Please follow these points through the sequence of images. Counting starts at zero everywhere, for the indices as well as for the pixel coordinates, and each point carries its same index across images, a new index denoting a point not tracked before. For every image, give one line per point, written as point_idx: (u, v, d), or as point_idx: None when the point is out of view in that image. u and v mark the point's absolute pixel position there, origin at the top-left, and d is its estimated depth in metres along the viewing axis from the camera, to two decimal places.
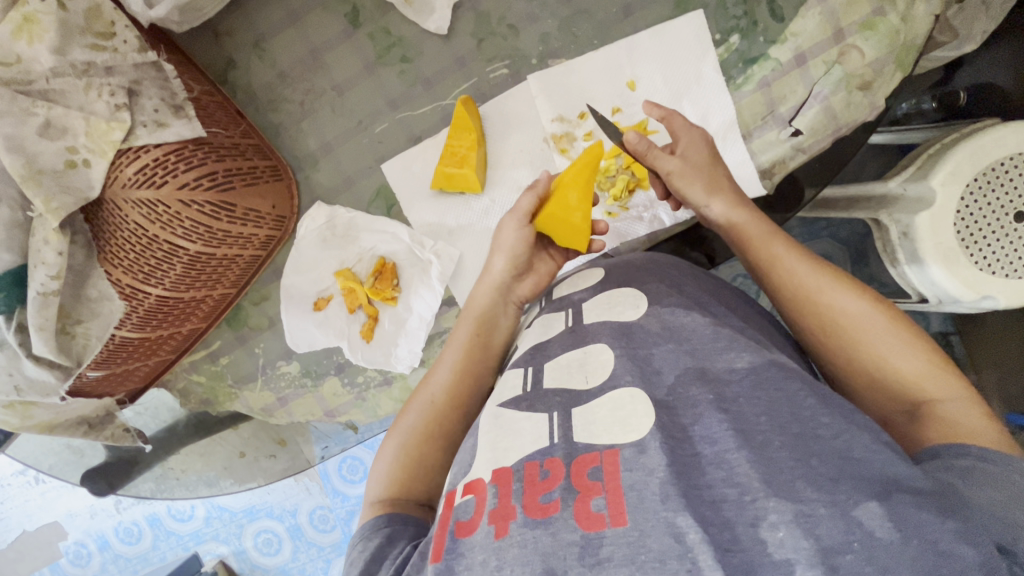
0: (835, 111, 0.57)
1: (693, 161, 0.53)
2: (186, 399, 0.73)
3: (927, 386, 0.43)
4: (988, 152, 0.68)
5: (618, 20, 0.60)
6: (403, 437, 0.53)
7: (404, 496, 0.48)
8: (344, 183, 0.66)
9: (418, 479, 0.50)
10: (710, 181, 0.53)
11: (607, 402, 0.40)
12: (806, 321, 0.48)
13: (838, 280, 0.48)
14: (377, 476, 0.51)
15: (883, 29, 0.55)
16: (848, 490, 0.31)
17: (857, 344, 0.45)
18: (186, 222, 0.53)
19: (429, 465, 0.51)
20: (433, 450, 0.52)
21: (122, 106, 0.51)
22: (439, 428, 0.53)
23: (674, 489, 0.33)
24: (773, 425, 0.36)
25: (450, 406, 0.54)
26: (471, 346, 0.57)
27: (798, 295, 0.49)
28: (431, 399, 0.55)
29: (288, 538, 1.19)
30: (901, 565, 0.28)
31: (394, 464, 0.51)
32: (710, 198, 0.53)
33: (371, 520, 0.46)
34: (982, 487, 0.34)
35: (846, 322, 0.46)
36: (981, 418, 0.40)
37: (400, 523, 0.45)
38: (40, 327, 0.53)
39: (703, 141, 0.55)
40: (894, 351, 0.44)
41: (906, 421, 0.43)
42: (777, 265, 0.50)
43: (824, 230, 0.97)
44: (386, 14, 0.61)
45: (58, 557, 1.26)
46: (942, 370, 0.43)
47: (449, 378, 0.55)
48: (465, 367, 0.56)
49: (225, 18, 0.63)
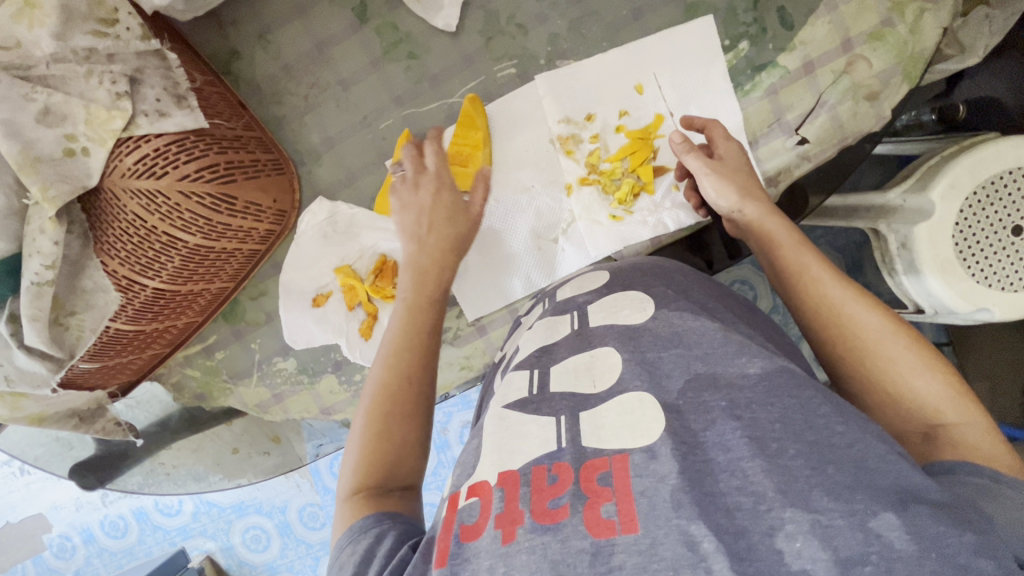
0: (842, 120, 0.57)
1: (723, 165, 0.55)
2: (180, 392, 0.72)
3: (945, 411, 0.42)
4: (987, 165, 0.68)
5: (627, 23, 0.60)
6: (364, 417, 0.48)
7: (382, 483, 0.45)
8: (346, 179, 0.65)
9: (397, 462, 0.46)
10: (744, 188, 0.54)
11: (616, 407, 0.41)
12: (828, 330, 0.48)
13: (860, 293, 0.48)
14: (347, 460, 0.47)
15: (891, 41, 0.55)
16: (865, 500, 0.32)
17: (878, 362, 0.45)
18: (186, 214, 0.52)
19: (411, 444, 0.47)
20: (410, 428, 0.47)
21: (123, 94, 0.50)
22: (409, 402, 0.48)
23: (686, 497, 0.34)
24: (788, 432, 0.36)
25: (409, 378, 0.49)
26: (413, 314, 0.54)
27: (821, 307, 0.49)
28: (403, 379, 0.49)
29: (277, 535, 1.19)
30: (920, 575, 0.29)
31: (364, 445, 0.46)
32: (745, 202, 0.54)
33: (356, 522, 0.42)
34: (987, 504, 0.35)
35: (867, 337, 0.46)
36: (998, 447, 0.40)
37: (390, 520, 0.42)
38: (33, 317, 0.52)
39: (736, 153, 0.56)
40: (914, 370, 0.44)
41: (920, 442, 0.43)
42: (805, 275, 0.50)
43: (820, 238, 0.97)
44: (394, 10, 0.61)
45: (42, 550, 1.24)
46: (964, 397, 0.43)
47: (412, 354, 0.51)
48: (409, 328, 0.53)
49: (229, 8, 0.61)
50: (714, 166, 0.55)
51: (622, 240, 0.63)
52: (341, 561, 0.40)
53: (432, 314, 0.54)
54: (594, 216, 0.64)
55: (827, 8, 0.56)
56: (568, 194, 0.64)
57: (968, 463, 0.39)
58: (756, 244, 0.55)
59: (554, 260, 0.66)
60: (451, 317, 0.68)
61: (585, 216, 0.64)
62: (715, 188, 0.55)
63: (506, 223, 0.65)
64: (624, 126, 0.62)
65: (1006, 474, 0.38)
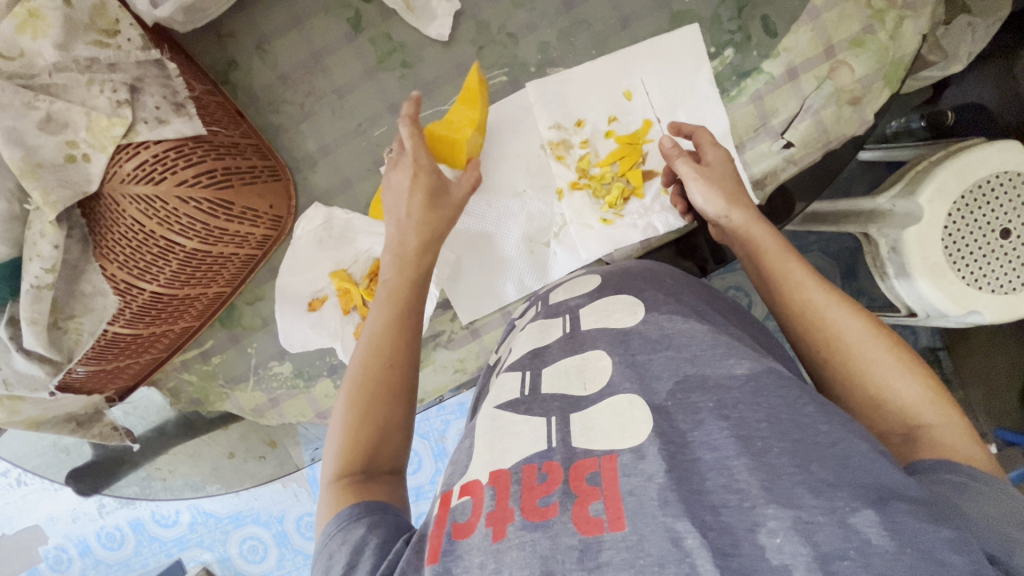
0: (826, 125, 0.58)
1: (711, 168, 0.56)
2: (177, 398, 0.72)
3: (925, 413, 0.43)
4: (974, 169, 0.69)
5: (616, 31, 0.61)
6: (348, 398, 0.49)
7: (365, 469, 0.46)
8: (342, 185, 0.66)
9: (382, 447, 0.48)
10: (737, 195, 0.55)
11: (606, 408, 0.42)
12: (810, 334, 0.49)
13: (839, 297, 0.48)
14: (328, 449, 0.48)
15: (872, 47, 0.56)
16: (846, 497, 0.32)
17: (862, 366, 0.46)
18: (184, 218, 0.53)
19: (388, 426, 0.49)
20: (393, 412, 0.49)
21: (124, 102, 0.51)
22: (395, 380, 0.50)
23: (673, 495, 0.34)
24: (773, 431, 0.37)
25: (384, 364, 0.51)
26: (396, 312, 0.54)
27: (805, 311, 0.49)
28: (386, 361, 0.51)
29: (274, 545, 1.18)
30: (898, 571, 0.29)
31: (345, 433, 0.48)
32: (732, 209, 0.54)
33: (342, 509, 0.43)
34: (968, 502, 0.36)
35: (849, 340, 0.47)
36: (975, 447, 0.41)
37: (380, 510, 0.43)
38: (32, 320, 0.53)
39: (723, 158, 0.57)
40: (894, 373, 0.45)
41: (898, 442, 0.44)
42: (788, 280, 0.51)
43: (814, 244, 0.98)
44: (388, 20, 0.62)
45: (37, 562, 1.24)
46: (943, 401, 0.43)
47: (391, 340, 0.52)
48: (396, 316, 0.54)
49: (229, 20, 0.63)
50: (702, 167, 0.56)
51: (613, 243, 0.65)
52: (330, 550, 0.41)
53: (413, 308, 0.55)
54: (585, 219, 0.66)
55: (810, 15, 0.58)
56: (559, 198, 0.66)
57: (949, 461, 0.39)
58: (743, 251, 0.56)
59: (546, 263, 0.67)
60: (446, 321, 0.70)
61: (576, 219, 0.66)
62: (702, 194, 0.55)
63: (499, 228, 0.66)
64: (614, 131, 0.63)
65: (982, 471, 0.39)
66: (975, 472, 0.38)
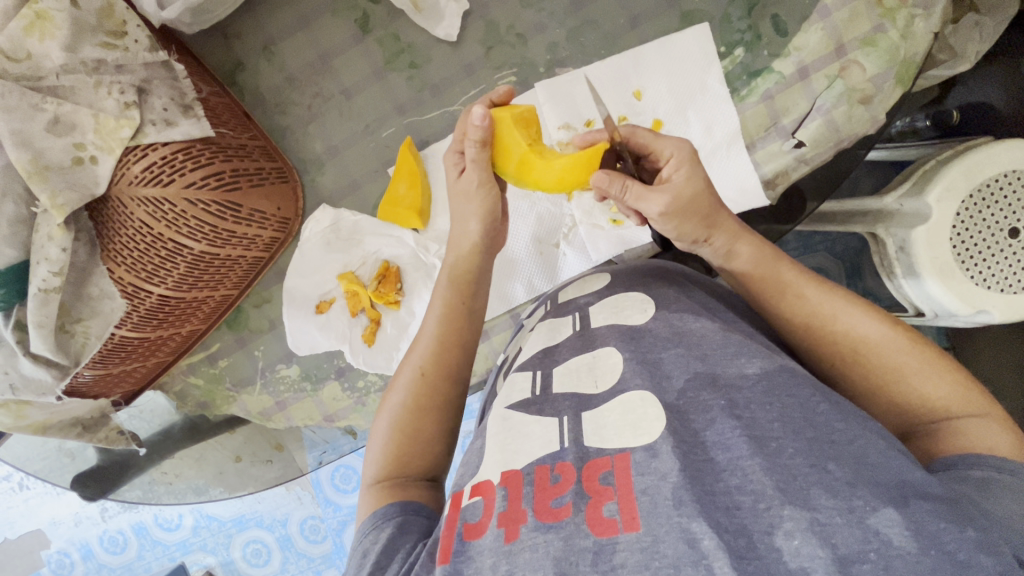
0: (838, 124, 0.57)
1: (677, 192, 0.46)
2: (183, 401, 0.72)
3: (956, 409, 0.42)
4: (983, 167, 0.69)
5: (625, 31, 0.62)
6: (395, 404, 0.49)
7: (401, 475, 0.46)
8: (349, 187, 0.66)
9: (417, 454, 0.47)
10: (711, 219, 0.49)
11: (617, 406, 0.41)
12: (826, 348, 0.48)
13: (854, 304, 0.48)
14: (370, 455, 0.48)
15: (883, 46, 0.56)
16: (865, 496, 0.32)
17: (881, 369, 0.45)
18: (192, 221, 0.53)
19: (423, 439, 0.48)
20: (427, 424, 0.49)
21: (132, 104, 0.51)
22: (437, 392, 0.50)
23: (688, 494, 0.33)
24: (787, 431, 0.36)
25: (427, 375, 0.50)
26: (449, 317, 0.52)
27: (812, 320, 0.48)
28: (418, 371, 0.51)
29: (278, 549, 1.17)
30: (921, 572, 0.28)
31: (387, 442, 0.48)
32: (711, 233, 0.50)
33: (379, 508, 0.43)
34: (992, 500, 0.35)
35: (870, 348, 0.46)
36: (1008, 434, 0.40)
37: (413, 512, 0.42)
38: (39, 325, 0.53)
39: (686, 166, 0.48)
40: (920, 372, 0.44)
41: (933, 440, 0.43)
42: (789, 290, 0.49)
43: (819, 244, 0.98)
44: (396, 21, 0.62)
45: (39, 567, 1.23)
46: (975, 393, 0.43)
47: (430, 346, 0.52)
48: (452, 326, 0.52)
49: (236, 21, 0.63)
50: (663, 190, 0.46)
51: (623, 244, 0.65)
52: (364, 548, 0.41)
53: (465, 315, 0.53)
54: (595, 220, 0.65)
55: (820, 15, 0.58)
56: (568, 200, 0.66)
57: (972, 455, 0.39)
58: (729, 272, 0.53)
59: (556, 264, 0.67)
60: None
61: (586, 220, 0.66)
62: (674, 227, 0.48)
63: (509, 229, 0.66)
64: None
65: (1009, 461, 0.38)
66: (1001, 463, 0.38)
